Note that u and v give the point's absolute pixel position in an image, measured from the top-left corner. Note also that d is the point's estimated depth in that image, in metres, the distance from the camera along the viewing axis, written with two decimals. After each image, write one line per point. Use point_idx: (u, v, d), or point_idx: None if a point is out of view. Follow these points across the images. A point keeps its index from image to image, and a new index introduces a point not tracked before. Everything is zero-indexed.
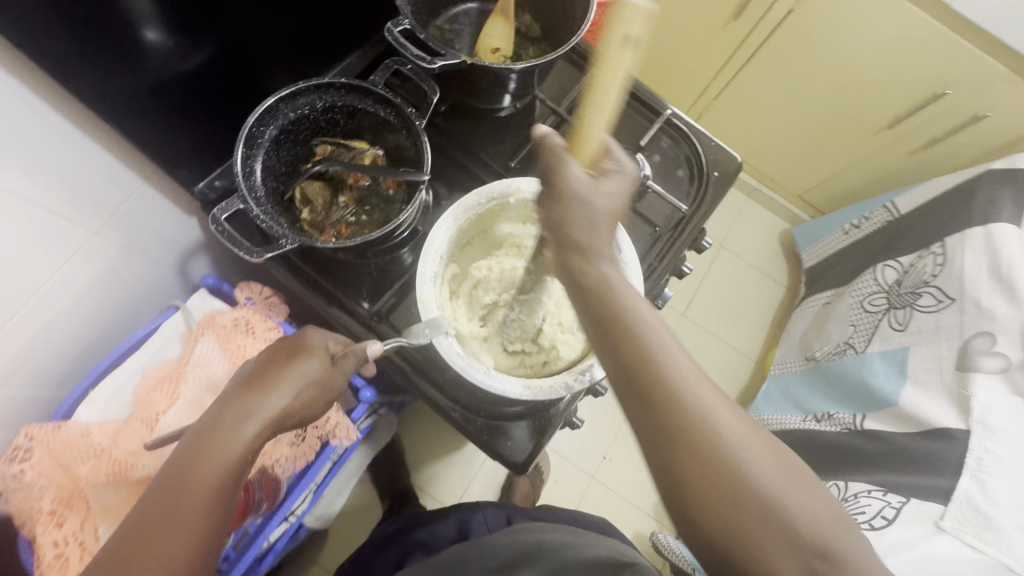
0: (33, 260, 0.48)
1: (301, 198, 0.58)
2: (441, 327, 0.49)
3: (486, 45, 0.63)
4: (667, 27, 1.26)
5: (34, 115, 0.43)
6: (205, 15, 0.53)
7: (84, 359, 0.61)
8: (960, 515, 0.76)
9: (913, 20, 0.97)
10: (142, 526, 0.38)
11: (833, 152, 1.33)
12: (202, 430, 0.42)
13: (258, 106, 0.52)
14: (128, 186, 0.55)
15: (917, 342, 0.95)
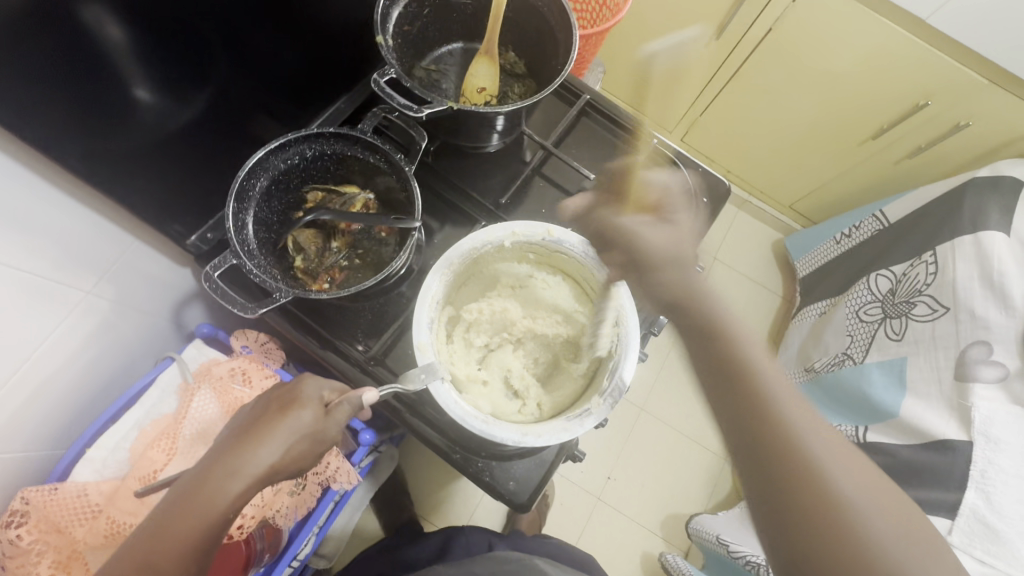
0: (28, 326, 0.48)
1: (294, 246, 0.58)
2: (437, 372, 0.49)
3: (473, 86, 0.64)
4: (652, 44, 1.28)
5: (24, 184, 0.44)
6: (195, 66, 0.52)
7: (81, 417, 0.61)
8: (968, 529, 0.76)
9: (890, 34, 0.99)
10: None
11: (821, 163, 1.34)
12: (187, 485, 0.41)
13: (249, 160, 0.52)
14: (119, 244, 0.56)
15: (915, 353, 0.96)
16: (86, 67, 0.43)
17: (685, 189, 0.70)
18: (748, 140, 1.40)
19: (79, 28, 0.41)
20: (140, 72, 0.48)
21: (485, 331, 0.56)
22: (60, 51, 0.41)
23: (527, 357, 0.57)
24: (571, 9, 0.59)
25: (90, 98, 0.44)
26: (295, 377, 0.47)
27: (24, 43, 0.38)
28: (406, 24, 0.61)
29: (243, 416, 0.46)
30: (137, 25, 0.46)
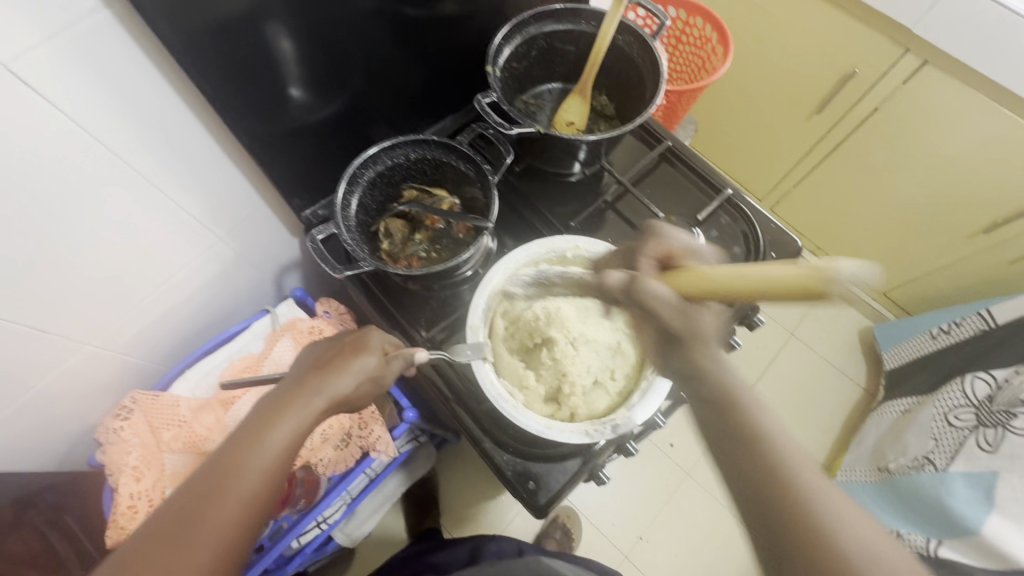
0: (166, 247, 0.60)
1: (384, 231, 0.67)
2: (481, 351, 0.54)
3: (563, 120, 0.71)
4: (752, 111, 1.31)
5: (202, 142, 0.56)
6: (340, 79, 0.63)
7: (187, 341, 0.72)
8: None
9: (1011, 126, 0.95)
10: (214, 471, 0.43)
11: (924, 252, 1.26)
12: (278, 398, 0.47)
13: (364, 152, 0.62)
14: (254, 207, 0.68)
15: (1009, 468, 0.85)
16: (262, 69, 0.55)
17: (754, 241, 0.71)
18: (843, 217, 1.36)
19: (261, 40, 0.52)
20: (297, 78, 0.59)
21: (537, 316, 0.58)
22: (246, 50, 0.52)
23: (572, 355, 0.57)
24: (663, 62, 0.65)
25: (258, 90, 0.56)
26: (361, 329, 0.54)
27: (222, 43, 0.49)
28: (515, 61, 0.70)
29: (317, 355, 0.53)
30: (304, 43, 0.56)
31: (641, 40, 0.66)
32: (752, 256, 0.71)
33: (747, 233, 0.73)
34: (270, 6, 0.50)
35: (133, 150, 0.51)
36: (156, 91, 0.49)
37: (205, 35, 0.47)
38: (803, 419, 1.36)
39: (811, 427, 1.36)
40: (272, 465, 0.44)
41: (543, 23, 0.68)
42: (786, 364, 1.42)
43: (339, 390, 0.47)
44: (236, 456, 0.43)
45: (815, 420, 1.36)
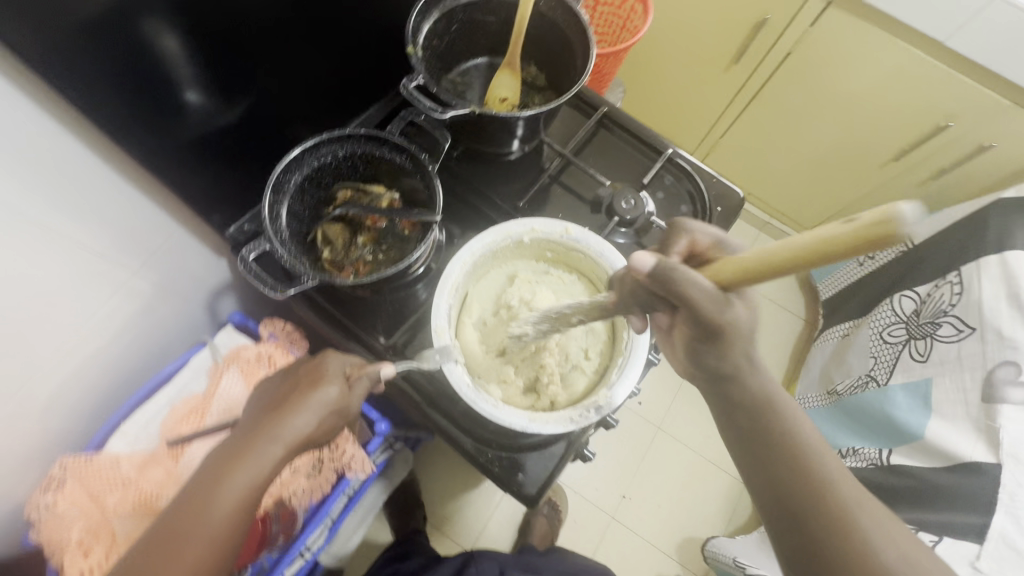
0: (72, 292, 0.53)
1: (322, 238, 0.62)
2: (451, 354, 0.51)
3: (495, 96, 0.68)
4: (672, 67, 1.32)
5: (87, 165, 0.49)
6: (242, 78, 0.56)
7: (120, 389, 0.65)
8: (996, 553, 0.71)
9: (908, 58, 1.01)
10: (164, 541, 0.40)
11: (844, 186, 1.34)
12: (230, 448, 0.43)
13: (285, 156, 0.56)
14: (167, 231, 0.60)
15: (940, 373, 0.93)
16: (144, 71, 0.47)
17: (700, 198, 0.72)
18: (768, 161, 1.42)
19: (133, 41, 0.45)
20: (191, 81, 0.52)
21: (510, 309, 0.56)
22: (118, 51, 0.45)
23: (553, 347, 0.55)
24: (589, 25, 0.62)
25: (143, 97, 0.49)
26: (320, 355, 0.50)
27: (85, 48, 0.42)
28: (435, 38, 0.65)
29: (274, 391, 0.49)
30: (190, 41, 0.49)
31: (563, 4, 0.63)
32: (699, 213, 0.72)
33: (692, 192, 0.73)
34: (138, 1, 0.43)
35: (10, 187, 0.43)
36: (18, 110, 0.42)
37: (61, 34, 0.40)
38: None
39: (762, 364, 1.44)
40: (227, 526, 0.41)
41: None
42: None
43: (298, 431, 0.44)
44: (187, 521, 0.40)
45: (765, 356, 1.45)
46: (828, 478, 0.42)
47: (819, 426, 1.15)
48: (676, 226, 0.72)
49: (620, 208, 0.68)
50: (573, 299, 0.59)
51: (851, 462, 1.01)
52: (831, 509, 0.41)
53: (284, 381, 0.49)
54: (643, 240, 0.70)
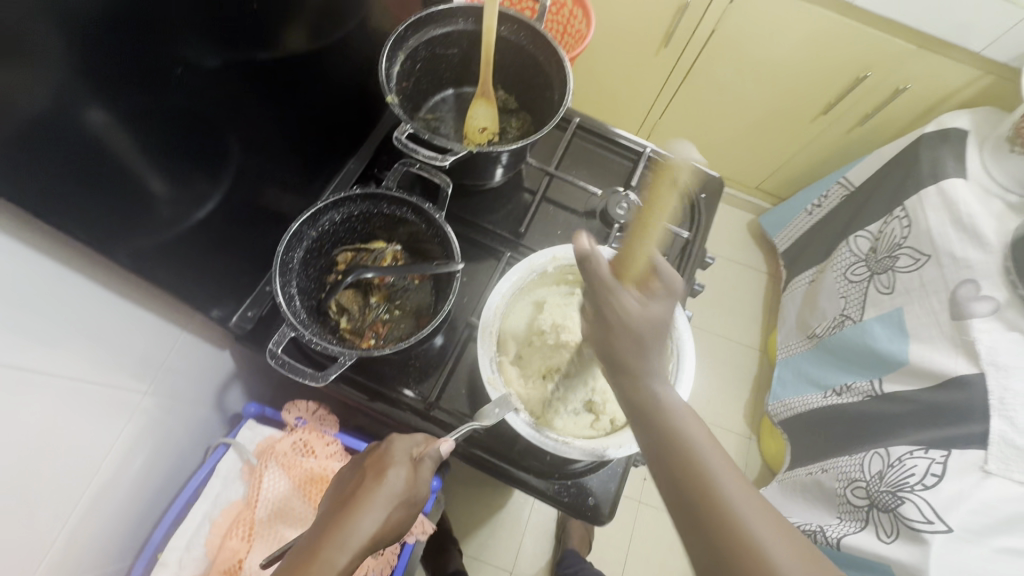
0: (83, 431, 0.47)
1: (336, 308, 0.58)
2: (510, 404, 0.50)
3: (474, 128, 0.67)
4: (605, 61, 1.37)
5: (71, 288, 0.44)
6: (206, 157, 0.52)
7: (143, 519, 0.58)
8: (1001, 455, 0.77)
9: (822, 20, 1.09)
10: None
11: (780, 144, 1.43)
12: (291, 567, 0.38)
13: (285, 233, 0.53)
14: (160, 336, 0.55)
15: (908, 301, 1.02)
16: (106, 171, 0.42)
17: (685, 190, 0.74)
18: (708, 133, 1.49)
19: (87, 139, 0.40)
20: (152, 169, 0.46)
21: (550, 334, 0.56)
22: (77, 154, 0.39)
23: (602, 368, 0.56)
24: (557, 44, 0.62)
25: (109, 199, 0.43)
26: (382, 443, 0.48)
27: (43, 162, 0.37)
28: (403, 81, 0.64)
29: (336, 494, 0.46)
30: (140, 128, 0.44)
31: (528, 27, 0.63)
32: (688, 204, 0.74)
33: (677, 186, 0.75)
34: (84, 91, 0.38)
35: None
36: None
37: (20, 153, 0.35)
38: (732, 317, 1.53)
39: (741, 322, 1.52)
40: None
41: (420, 31, 0.62)
42: (703, 277, 1.57)
43: (367, 531, 0.40)
44: None
45: (742, 315, 1.53)
46: (713, 478, 0.37)
47: (808, 370, 1.24)
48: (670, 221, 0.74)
49: (615, 214, 0.69)
50: None
51: (847, 398, 1.08)
52: (705, 516, 0.36)
53: (348, 478, 0.47)
54: None
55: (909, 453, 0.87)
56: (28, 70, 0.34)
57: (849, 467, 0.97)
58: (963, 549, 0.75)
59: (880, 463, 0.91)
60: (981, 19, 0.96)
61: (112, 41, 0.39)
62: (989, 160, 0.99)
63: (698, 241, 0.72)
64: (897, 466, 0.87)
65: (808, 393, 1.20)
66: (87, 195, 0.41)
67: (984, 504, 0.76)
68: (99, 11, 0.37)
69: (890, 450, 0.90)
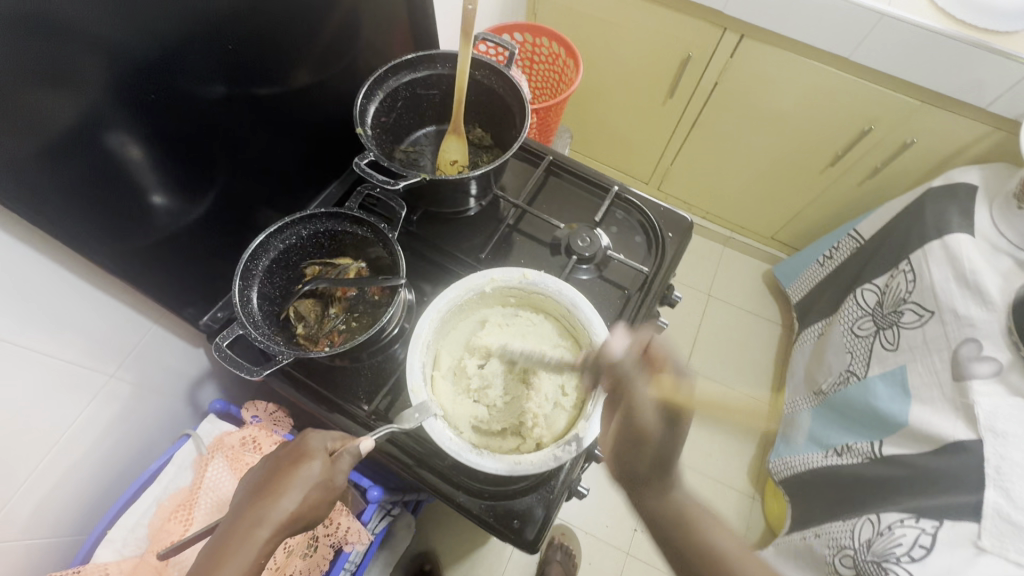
0: (54, 403, 0.53)
1: (295, 315, 0.63)
2: (430, 410, 0.51)
3: (445, 160, 0.73)
4: (614, 108, 1.43)
5: (64, 276, 0.51)
6: (200, 177, 0.60)
7: (104, 498, 0.63)
8: (996, 531, 0.70)
9: (821, 75, 1.10)
10: None
11: (792, 194, 1.42)
12: (215, 546, 0.42)
13: (251, 243, 0.59)
14: (140, 328, 0.61)
15: (911, 359, 0.96)
16: (121, 186, 0.50)
17: (650, 226, 0.76)
18: (717, 180, 1.50)
19: (102, 151, 0.47)
20: (158, 185, 0.55)
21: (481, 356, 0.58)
22: (96, 171, 0.48)
23: (534, 389, 0.57)
24: (523, 87, 0.68)
25: (115, 207, 0.51)
26: (301, 431, 0.48)
27: (57, 167, 0.44)
28: (383, 115, 0.70)
29: (258, 475, 0.47)
30: (155, 151, 0.53)
31: (497, 72, 0.69)
32: (653, 241, 0.76)
33: (644, 222, 0.77)
34: (110, 119, 0.47)
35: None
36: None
37: (36, 164, 0.42)
38: (740, 368, 1.48)
39: (749, 374, 1.47)
40: None
41: (399, 74, 0.70)
42: (711, 324, 1.54)
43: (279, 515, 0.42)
44: None
45: (751, 366, 1.48)
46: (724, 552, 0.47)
47: (812, 427, 1.17)
48: (633, 257, 0.75)
49: (576, 247, 0.72)
50: (542, 338, 0.61)
51: (847, 459, 1.01)
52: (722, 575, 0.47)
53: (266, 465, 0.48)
54: (605, 274, 0.74)
55: (899, 521, 0.80)
56: (68, 89, 0.43)
57: (840, 533, 0.90)
58: None
59: (869, 531, 0.84)
60: (981, 76, 0.95)
61: (142, 76, 0.48)
62: (997, 217, 0.95)
63: (659, 276, 0.73)
64: (886, 534, 0.80)
65: (808, 451, 1.14)
66: (100, 205, 0.49)
67: None
68: (133, 57, 0.46)
69: (881, 517, 0.84)
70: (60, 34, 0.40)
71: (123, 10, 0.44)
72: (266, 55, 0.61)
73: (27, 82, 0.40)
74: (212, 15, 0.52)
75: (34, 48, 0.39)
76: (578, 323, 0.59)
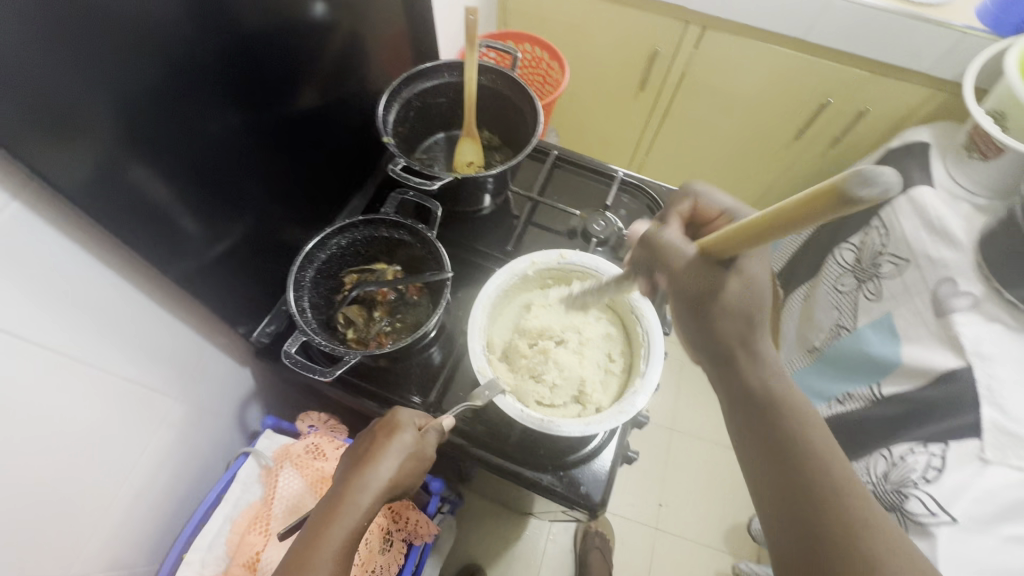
0: (121, 428, 0.53)
1: (344, 320, 0.65)
2: (498, 387, 0.55)
3: (461, 162, 0.77)
4: (590, 106, 1.50)
5: (125, 300, 0.52)
6: (229, 200, 0.61)
7: (169, 523, 0.63)
8: (997, 443, 0.78)
9: (779, 57, 1.20)
10: None
11: (762, 171, 1.52)
12: (325, 508, 0.46)
13: (298, 255, 0.61)
14: (193, 350, 0.62)
15: (895, 305, 1.05)
16: (150, 216, 0.51)
17: (657, 205, 0.82)
18: (692, 165, 1.59)
19: (127, 188, 0.48)
20: (184, 212, 0.55)
21: (532, 334, 0.62)
22: (126, 204, 0.48)
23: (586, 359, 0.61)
24: (529, 87, 0.72)
25: (150, 236, 0.51)
26: (390, 409, 0.52)
27: (88, 204, 0.45)
28: (400, 125, 0.74)
29: (353, 449, 0.51)
30: (175, 180, 0.53)
31: (503, 75, 0.74)
32: None
33: (650, 203, 0.83)
34: (130, 152, 0.47)
35: (48, 331, 0.45)
36: (53, 261, 0.44)
37: (73, 199, 0.43)
38: None
39: None
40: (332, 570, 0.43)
41: (411, 84, 0.73)
42: None
43: (383, 477, 0.46)
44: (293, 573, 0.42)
45: None
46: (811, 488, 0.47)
47: (812, 382, 1.25)
48: None
49: (594, 231, 0.77)
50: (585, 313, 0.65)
51: (851, 405, 1.09)
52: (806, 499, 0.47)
53: (359, 440, 0.52)
54: (622, 254, 0.79)
55: (911, 450, 0.88)
56: (82, 131, 0.43)
57: (856, 472, 0.97)
58: (970, 539, 0.74)
59: (885, 464, 0.91)
60: (921, 44, 1.05)
61: (157, 109, 0.49)
62: (952, 167, 1.05)
63: None
64: (901, 464, 0.88)
65: (813, 405, 1.21)
66: (132, 236, 0.49)
67: (986, 492, 0.76)
68: (144, 89, 0.47)
69: (893, 449, 0.91)
70: (61, 74, 0.40)
71: (152, 40, 0.46)
72: (275, 70, 0.62)
73: (39, 129, 0.39)
74: (220, 42, 0.53)
75: (43, 89, 0.39)
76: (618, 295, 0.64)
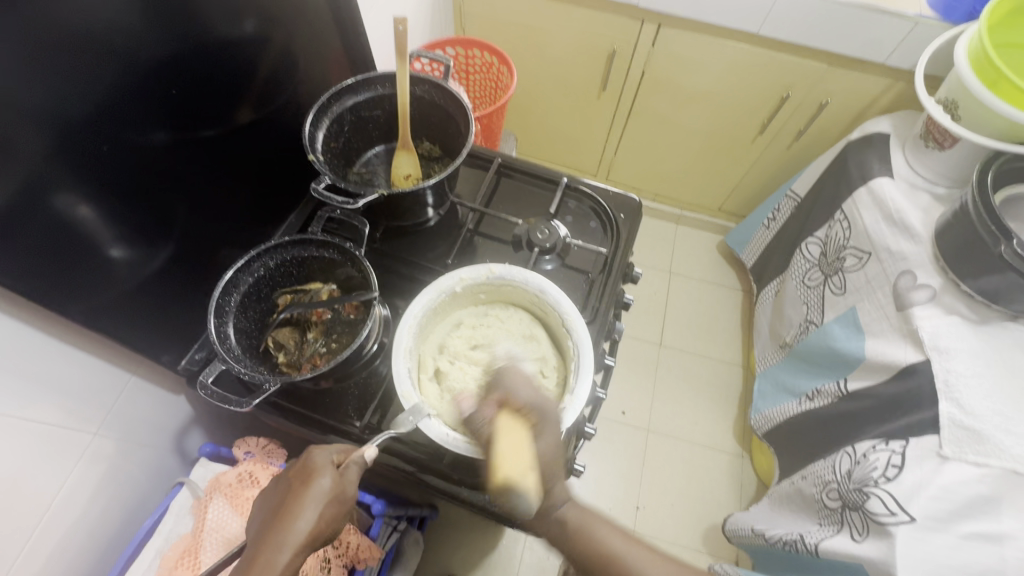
0: (40, 470, 0.52)
1: (274, 345, 0.65)
2: (423, 411, 0.54)
3: (399, 175, 0.76)
4: (554, 108, 1.49)
5: (35, 339, 0.50)
6: (157, 226, 0.59)
7: (102, 559, 0.62)
8: (954, 438, 0.77)
9: (736, 53, 1.18)
10: None
11: (729, 167, 1.51)
12: (239, 573, 0.44)
13: (220, 280, 0.60)
14: (119, 383, 0.61)
15: (859, 299, 1.04)
16: (72, 248, 0.49)
17: (603, 211, 0.80)
18: (660, 163, 1.58)
19: (54, 216, 0.47)
20: (113, 240, 0.54)
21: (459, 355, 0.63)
22: (46, 232, 0.47)
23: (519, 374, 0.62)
24: (463, 97, 0.71)
25: (70, 268, 0.50)
26: (304, 453, 0.51)
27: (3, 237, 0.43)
28: (332, 140, 0.72)
29: (269, 503, 0.49)
30: (104, 206, 0.52)
31: (438, 86, 0.72)
32: (607, 223, 0.80)
33: (595, 207, 0.82)
34: (53, 180, 0.46)
35: None
36: None
37: None
38: (711, 335, 1.55)
39: (720, 340, 1.54)
40: None
41: (342, 99, 0.71)
42: (678, 299, 1.61)
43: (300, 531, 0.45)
44: None
45: (721, 332, 1.55)
46: None
47: (784, 378, 1.24)
48: (591, 241, 0.79)
49: (536, 239, 0.75)
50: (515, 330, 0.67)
51: (819, 402, 1.08)
52: None
53: (276, 490, 0.50)
54: (567, 261, 0.77)
55: (873, 447, 0.87)
56: (3, 159, 0.42)
57: (823, 470, 0.96)
58: (930, 538, 0.73)
59: (849, 462, 0.90)
60: (875, 34, 1.04)
61: (79, 138, 0.47)
62: (910, 157, 1.04)
63: (618, 255, 0.77)
64: (863, 461, 0.87)
65: (785, 402, 1.21)
66: (49, 269, 0.48)
67: (943, 489, 0.74)
68: (66, 116, 0.46)
69: (857, 446, 0.90)
70: None
71: (66, 71, 0.45)
72: (205, 90, 0.60)
73: None
74: (146, 63, 0.52)
75: None
76: (547, 306, 0.64)
